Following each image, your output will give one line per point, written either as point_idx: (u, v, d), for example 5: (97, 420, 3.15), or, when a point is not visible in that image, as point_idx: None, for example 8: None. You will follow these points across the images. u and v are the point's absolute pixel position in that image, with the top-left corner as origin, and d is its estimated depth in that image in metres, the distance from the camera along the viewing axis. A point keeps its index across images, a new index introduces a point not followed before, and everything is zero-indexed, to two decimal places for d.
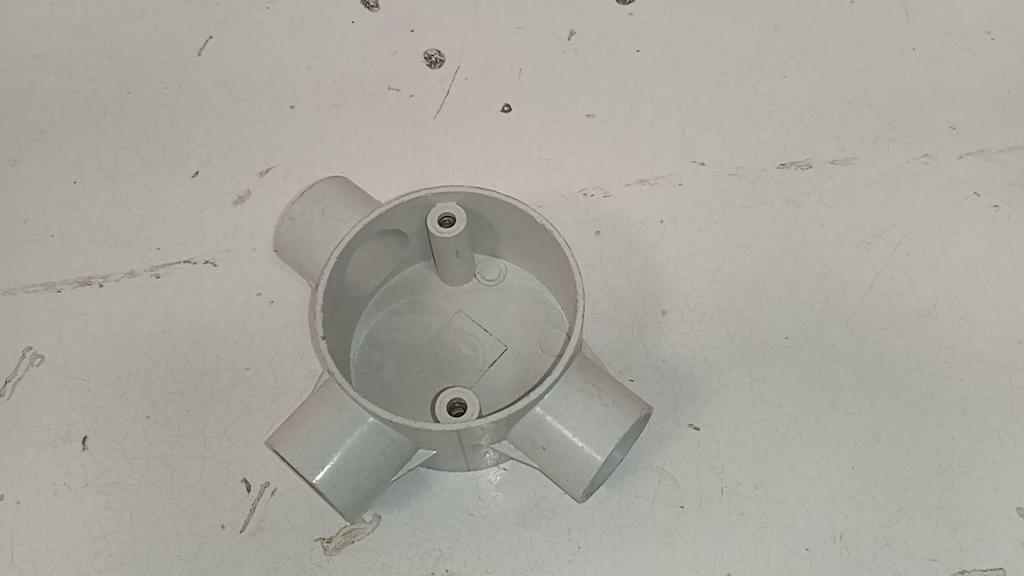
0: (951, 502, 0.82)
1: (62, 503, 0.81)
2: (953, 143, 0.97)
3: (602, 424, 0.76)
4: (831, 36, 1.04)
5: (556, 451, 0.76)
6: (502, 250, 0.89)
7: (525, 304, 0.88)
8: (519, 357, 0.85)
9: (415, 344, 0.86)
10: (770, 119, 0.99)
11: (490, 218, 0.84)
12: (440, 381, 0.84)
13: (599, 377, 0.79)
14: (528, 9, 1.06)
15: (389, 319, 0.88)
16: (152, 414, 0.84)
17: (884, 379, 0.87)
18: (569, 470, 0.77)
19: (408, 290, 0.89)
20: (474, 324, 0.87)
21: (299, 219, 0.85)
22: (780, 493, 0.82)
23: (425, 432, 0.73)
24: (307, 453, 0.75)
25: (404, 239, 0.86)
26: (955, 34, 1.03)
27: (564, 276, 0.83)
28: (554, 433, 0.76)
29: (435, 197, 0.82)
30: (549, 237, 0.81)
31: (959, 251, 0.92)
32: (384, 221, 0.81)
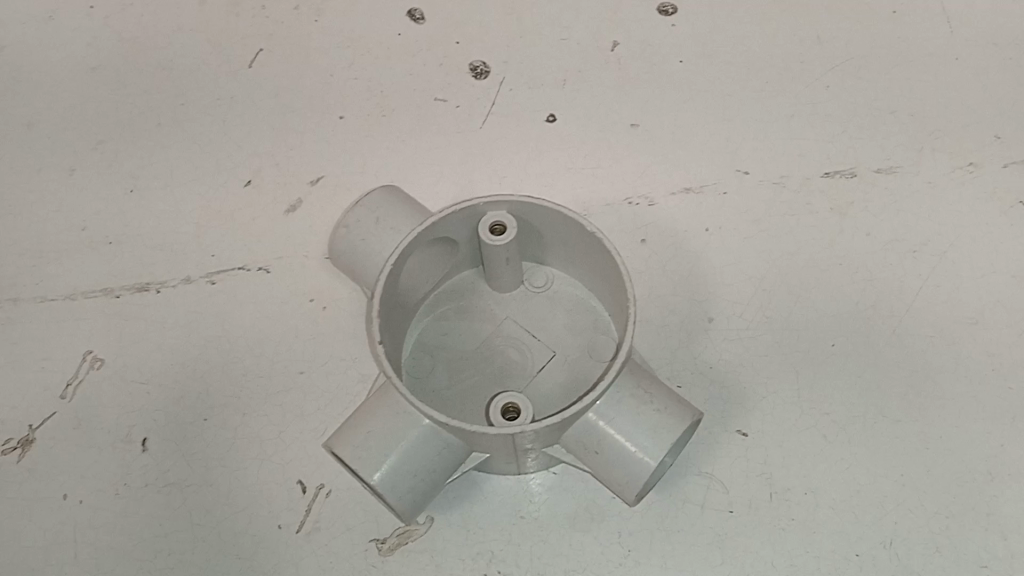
0: (1000, 509, 0.82)
1: (124, 503, 0.83)
2: (998, 152, 0.97)
3: (654, 429, 0.77)
4: (873, 46, 1.04)
5: (608, 455, 0.78)
6: (551, 258, 0.90)
7: (573, 311, 0.89)
8: (568, 364, 0.86)
9: (465, 351, 0.88)
10: (813, 129, 0.99)
11: (539, 227, 0.86)
12: (490, 386, 0.85)
13: (650, 382, 0.80)
14: (572, 21, 1.07)
15: (439, 325, 0.89)
16: (209, 417, 0.86)
17: (932, 387, 0.87)
18: (621, 474, 0.78)
19: (458, 296, 0.91)
20: (523, 330, 0.88)
21: (351, 227, 0.87)
22: (829, 499, 0.82)
23: (481, 436, 0.74)
24: (364, 455, 0.77)
25: (455, 246, 0.88)
26: (999, 43, 1.03)
27: (614, 283, 0.84)
28: (605, 437, 0.77)
29: (486, 205, 0.83)
30: (600, 245, 0.82)
31: (1005, 260, 0.92)
32: (437, 229, 0.83)
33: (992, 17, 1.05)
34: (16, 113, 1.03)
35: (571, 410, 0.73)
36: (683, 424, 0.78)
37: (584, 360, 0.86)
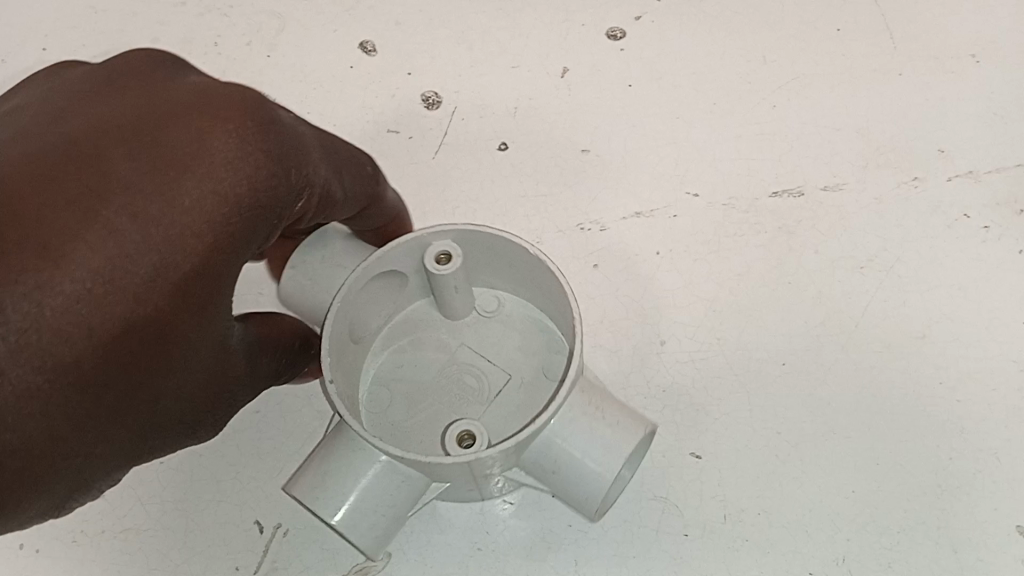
0: (951, 522, 0.83)
1: (81, 550, 0.83)
2: (942, 166, 0.98)
3: (609, 445, 0.78)
4: (819, 64, 1.05)
5: (565, 475, 0.78)
6: (501, 282, 0.91)
7: (525, 333, 0.90)
8: (522, 387, 0.87)
9: (421, 381, 0.88)
10: (761, 148, 1.01)
11: (485, 254, 0.86)
12: (446, 416, 0.86)
13: (601, 397, 0.80)
14: (521, 48, 1.08)
15: (396, 356, 0.90)
16: (164, 459, 0.87)
17: (881, 403, 0.88)
18: (579, 492, 0.79)
19: (412, 325, 0.91)
20: (477, 356, 0.89)
21: (298, 268, 0.87)
22: (783, 518, 0.83)
23: (437, 469, 0.75)
24: (321, 495, 0.78)
25: (403, 278, 0.88)
26: (941, 58, 1.04)
27: (562, 306, 0.84)
28: (561, 457, 0.78)
29: (429, 236, 0.84)
30: (544, 269, 0.83)
31: (953, 273, 0.93)
32: (382, 263, 0.83)
33: (934, 33, 1.06)
34: None
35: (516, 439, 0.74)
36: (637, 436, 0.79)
37: (537, 383, 0.87)
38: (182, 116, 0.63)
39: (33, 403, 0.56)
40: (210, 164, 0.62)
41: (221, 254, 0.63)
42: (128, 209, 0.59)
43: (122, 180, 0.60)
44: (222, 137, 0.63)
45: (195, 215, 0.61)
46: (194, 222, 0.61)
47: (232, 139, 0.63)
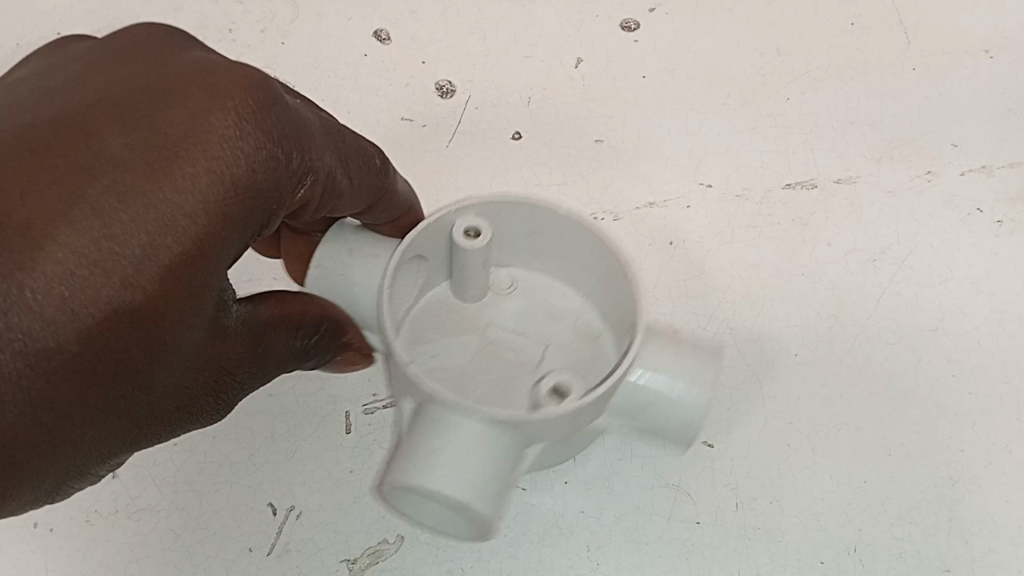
0: (962, 513, 0.83)
1: (95, 531, 0.84)
2: (955, 161, 0.98)
3: (692, 371, 0.81)
4: (833, 58, 1.05)
5: (659, 412, 0.81)
6: (512, 256, 0.87)
7: (552, 302, 0.87)
8: (557, 356, 0.84)
9: (458, 367, 0.82)
10: (774, 141, 1.01)
11: (506, 222, 0.83)
12: (496, 397, 0.80)
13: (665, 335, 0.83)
14: (535, 39, 1.08)
15: (423, 348, 0.83)
16: (178, 440, 0.87)
17: (893, 394, 0.88)
18: (680, 422, 0.81)
19: (427, 315, 0.85)
20: (513, 330, 0.85)
21: (324, 270, 0.81)
22: (795, 508, 0.84)
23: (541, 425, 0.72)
24: (427, 467, 0.69)
25: (423, 262, 0.82)
26: (954, 53, 1.04)
27: (594, 261, 0.82)
28: (653, 397, 0.81)
29: (454, 212, 0.79)
30: (576, 225, 0.80)
31: (965, 267, 0.93)
32: (410, 250, 0.78)
33: (948, 28, 1.06)
34: None
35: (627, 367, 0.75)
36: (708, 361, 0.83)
37: (570, 356, 0.84)
38: (184, 95, 0.61)
39: (22, 390, 0.53)
40: (207, 143, 0.60)
41: (221, 241, 0.60)
42: (117, 188, 0.56)
43: (118, 160, 0.57)
44: (223, 116, 0.61)
45: (189, 200, 0.58)
46: (189, 204, 0.58)
47: (230, 119, 0.61)
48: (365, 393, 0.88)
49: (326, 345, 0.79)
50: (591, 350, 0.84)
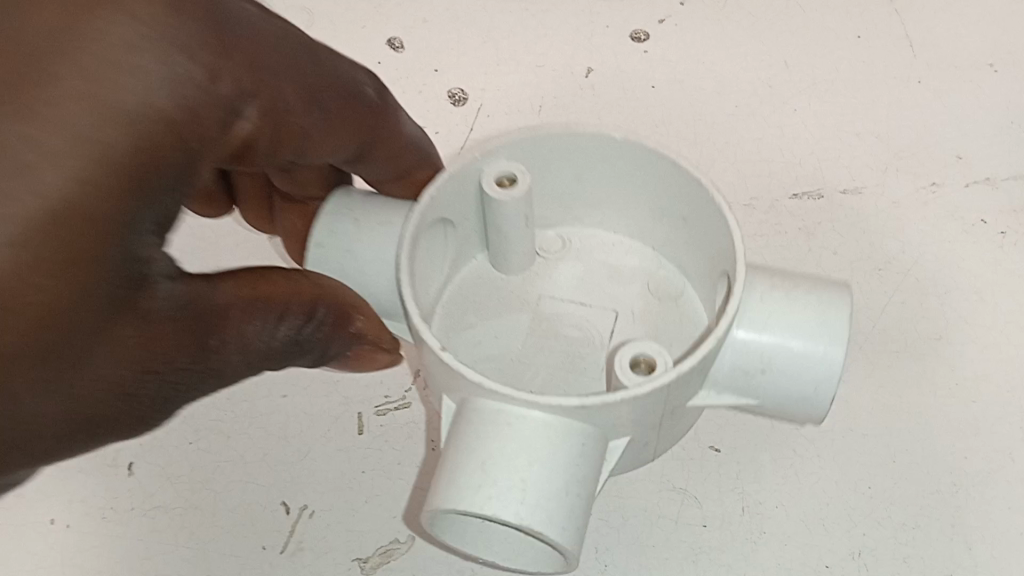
0: (965, 519, 0.84)
1: (111, 527, 0.85)
2: (959, 172, 1.00)
3: (816, 316, 0.75)
4: (839, 70, 1.07)
5: (780, 371, 0.75)
6: (556, 216, 0.89)
7: (618, 257, 0.89)
8: (639, 320, 0.85)
9: (518, 343, 0.84)
10: (781, 151, 1.02)
11: (545, 165, 0.83)
12: (566, 372, 0.82)
13: (789, 278, 0.78)
14: (546, 49, 1.10)
15: (480, 326, 0.85)
16: (193, 440, 0.89)
17: (897, 401, 0.89)
18: (810, 382, 0.75)
19: (480, 289, 0.87)
20: (569, 301, 0.86)
21: (327, 243, 0.82)
22: (800, 512, 0.85)
23: (609, 411, 0.68)
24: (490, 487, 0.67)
25: (458, 224, 0.84)
26: (959, 67, 1.06)
27: (673, 202, 0.81)
28: (768, 353, 0.74)
29: (484, 160, 0.79)
30: (651, 159, 0.79)
31: (969, 277, 0.95)
32: (439, 202, 0.78)
33: (954, 42, 1.08)
34: None
35: (734, 302, 0.70)
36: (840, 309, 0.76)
37: (645, 316, 0.85)
38: (46, 3, 0.60)
39: None
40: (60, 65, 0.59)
41: (89, 186, 0.58)
42: None
43: None
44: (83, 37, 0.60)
45: (48, 126, 0.57)
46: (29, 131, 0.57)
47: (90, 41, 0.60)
48: (377, 396, 0.90)
49: (325, 334, 0.74)
50: (671, 311, 0.86)
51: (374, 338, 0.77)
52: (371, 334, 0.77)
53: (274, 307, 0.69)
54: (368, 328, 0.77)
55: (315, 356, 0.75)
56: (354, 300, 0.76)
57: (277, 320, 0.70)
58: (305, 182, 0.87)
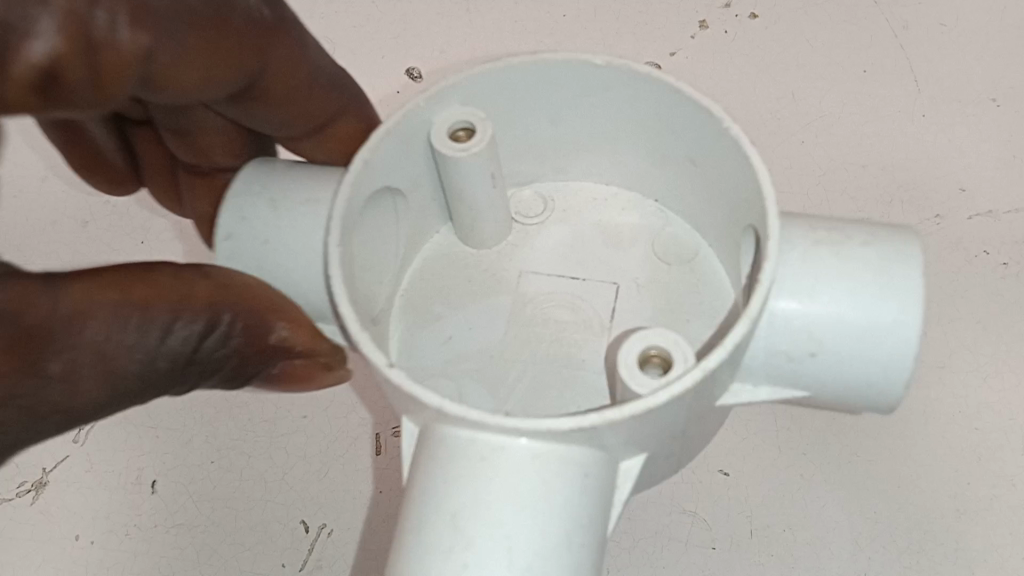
0: (971, 545, 0.86)
1: (135, 543, 0.89)
2: (963, 205, 1.02)
3: (880, 283, 0.68)
4: (845, 103, 1.09)
5: (834, 353, 0.68)
6: (537, 170, 0.85)
7: (621, 218, 0.84)
8: (646, 288, 0.80)
9: (499, 335, 0.78)
10: (787, 182, 1.05)
11: (513, 110, 0.78)
12: (555, 365, 0.76)
13: (839, 230, 0.72)
14: None
15: (454, 314, 0.80)
16: (215, 459, 0.93)
17: (901, 427, 0.92)
18: (876, 364, 0.68)
19: (444, 269, 0.83)
20: (552, 287, 0.81)
21: (235, 231, 0.76)
22: (808, 535, 0.87)
23: (608, 431, 0.61)
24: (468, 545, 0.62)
25: (417, 189, 0.79)
26: (962, 101, 1.08)
27: (671, 145, 0.76)
28: (821, 327, 0.68)
29: (436, 106, 0.73)
30: (649, 88, 0.72)
31: (972, 307, 0.97)
32: (388, 155, 0.72)
33: (957, 77, 1.10)
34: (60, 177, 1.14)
35: (770, 269, 0.63)
36: (909, 260, 0.69)
37: (651, 283, 0.80)
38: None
39: None
40: None
41: None
42: None
43: None
44: None
45: None
46: None
47: None
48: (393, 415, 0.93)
49: (234, 342, 0.74)
50: (685, 275, 0.80)
51: (298, 343, 0.76)
52: (303, 342, 0.76)
53: (165, 310, 0.70)
54: (290, 335, 0.75)
55: (230, 361, 0.75)
56: (271, 297, 0.74)
57: (169, 323, 0.70)
58: (207, 144, 0.87)
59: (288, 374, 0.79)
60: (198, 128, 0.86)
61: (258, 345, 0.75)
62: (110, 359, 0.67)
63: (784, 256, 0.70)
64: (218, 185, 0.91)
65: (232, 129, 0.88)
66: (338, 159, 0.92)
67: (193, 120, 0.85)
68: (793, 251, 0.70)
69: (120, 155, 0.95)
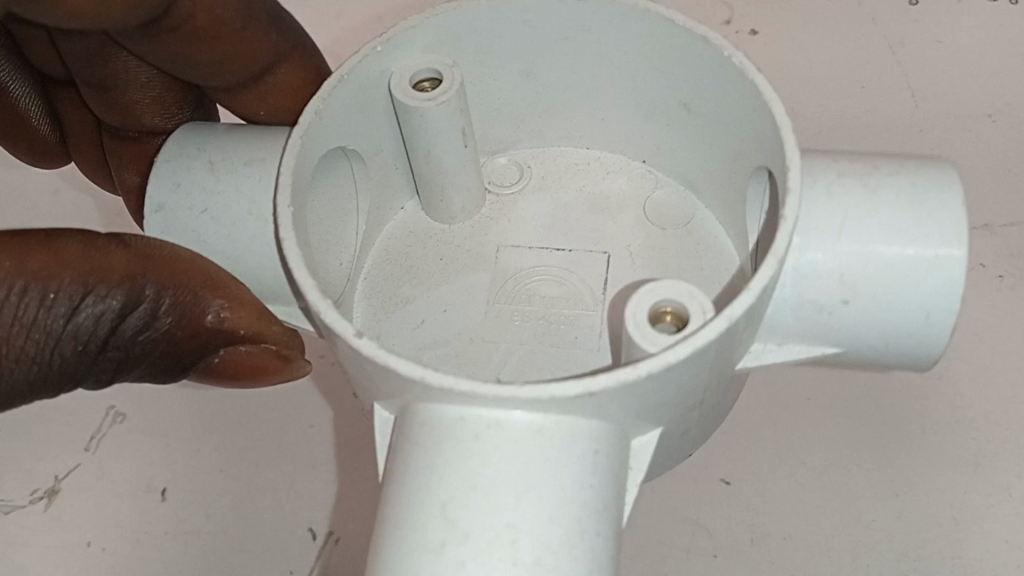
0: (967, 552, 0.88)
1: (143, 549, 0.90)
2: None
3: (919, 218, 0.67)
4: (845, 117, 1.11)
5: (870, 305, 0.67)
6: (510, 136, 0.85)
7: (607, 179, 0.83)
8: (640, 254, 0.78)
9: (483, 314, 0.76)
10: None
11: (487, 59, 0.77)
12: (544, 342, 0.73)
13: (867, 162, 0.71)
14: None
15: (432, 294, 0.78)
16: (224, 467, 0.94)
17: (900, 436, 0.93)
18: (916, 312, 0.67)
19: (415, 245, 0.81)
20: (541, 257, 0.79)
21: (168, 205, 0.74)
22: (808, 543, 0.89)
23: (616, 398, 0.58)
24: (462, 536, 0.58)
25: (382, 151, 0.78)
26: (958, 116, 1.10)
27: (664, 89, 0.76)
28: (855, 275, 0.67)
29: (398, 56, 0.73)
30: (633, 21, 0.71)
31: (970, 319, 0.99)
32: (349, 105, 0.71)
33: (953, 93, 1.12)
34: (64, 184, 1.14)
35: (794, 203, 0.61)
36: (949, 196, 0.68)
37: (644, 249, 0.79)
38: None
39: None
40: None
41: None
42: None
43: None
44: None
45: None
46: None
47: None
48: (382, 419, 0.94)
49: (162, 318, 0.72)
50: (681, 236, 0.79)
51: (239, 326, 0.73)
52: (245, 326, 0.74)
53: (73, 280, 0.68)
54: (229, 316, 0.73)
55: (159, 346, 0.73)
56: (205, 270, 0.72)
57: (78, 297, 0.68)
58: (132, 100, 0.87)
59: (235, 364, 0.76)
60: (122, 79, 0.86)
61: (194, 327, 0.73)
62: (2, 338, 0.65)
63: (811, 192, 0.69)
64: (148, 149, 0.90)
65: (158, 83, 0.87)
66: (279, 112, 0.90)
67: (114, 70, 0.85)
68: (818, 186, 0.69)
69: (48, 125, 0.98)
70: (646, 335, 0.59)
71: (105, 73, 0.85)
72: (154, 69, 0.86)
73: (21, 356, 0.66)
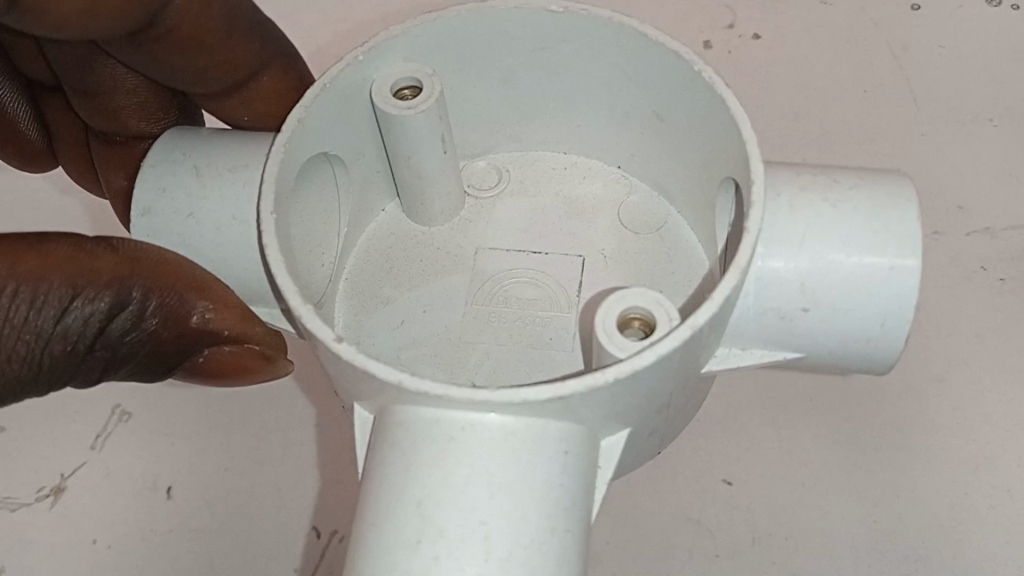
0: (966, 553, 0.88)
1: (151, 547, 0.92)
2: (960, 221, 1.04)
3: (875, 231, 0.70)
4: (847, 121, 1.11)
5: (826, 313, 0.70)
6: (490, 142, 0.85)
7: (585, 184, 0.84)
8: (615, 258, 0.79)
9: (463, 316, 0.77)
10: None
11: (466, 67, 0.78)
12: (524, 343, 0.75)
13: (828, 175, 0.73)
14: None
15: (414, 296, 0.79)
16: (229, 466, 0.96)
17: (899, 438, 0.94)
18: (871, 321, 0.69)
19: (396, 246, 0.82)
20: (520, 259, 0.80)
21: (154, 209, 0.75)
22: (809, 544, 0.89)
23: (586, 402, 0.60)
24: (439, 536, 0.60)
25: (362, 156, 0.79)
26: (961, 119, 1.11)
27: (640, 97, 0.77)
28: (814, 284, 0.69)
29: (377, 63, 0.74)
30: (609, 33, 0.73)
31: (970, 322, 0.99)
32: (329, 111, 0.73)
33: (956, 96, 1.12)
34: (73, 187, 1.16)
35: (756, 216, 0.63)
36: (906, 211, 0.70)
37: (618, 252, 0.80)
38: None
39: None
40: None
41: None
42: None
43: None
44: None
45: None
46: None
47: None
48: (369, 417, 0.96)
49: (150, 320, 0.74)
50: (654, 241, 0.81)
51: (223, 327, 0.74)
52: (229, 326, 0.75)
53: (62, 283, 0.70)
54: (214, 318, 0.74)
55: (146, 347, 0.74)
56: (192, 273, 0.73)
57: (67, 300, 0.70)
58: (119, 106, 0.89)
59: (219, 365, 0.77)
60: (109, 86, 0.88)
61: (179, 328, 0.74)
62: None
63: (774, 205, 0.71)
64: (134, 154, 0.91)
65: (145, 90, 0.89)
66: (261, 119, 0.92)
67: (101, 77, 0.87)
68: (782, 199, 0.71)
69: (36, 130, 0.99)
70: (612, 342, 0.61)
71: (92, 79, 0.87)
72: (140, 76, 0.88)
73: (11, 357, 0.68)
